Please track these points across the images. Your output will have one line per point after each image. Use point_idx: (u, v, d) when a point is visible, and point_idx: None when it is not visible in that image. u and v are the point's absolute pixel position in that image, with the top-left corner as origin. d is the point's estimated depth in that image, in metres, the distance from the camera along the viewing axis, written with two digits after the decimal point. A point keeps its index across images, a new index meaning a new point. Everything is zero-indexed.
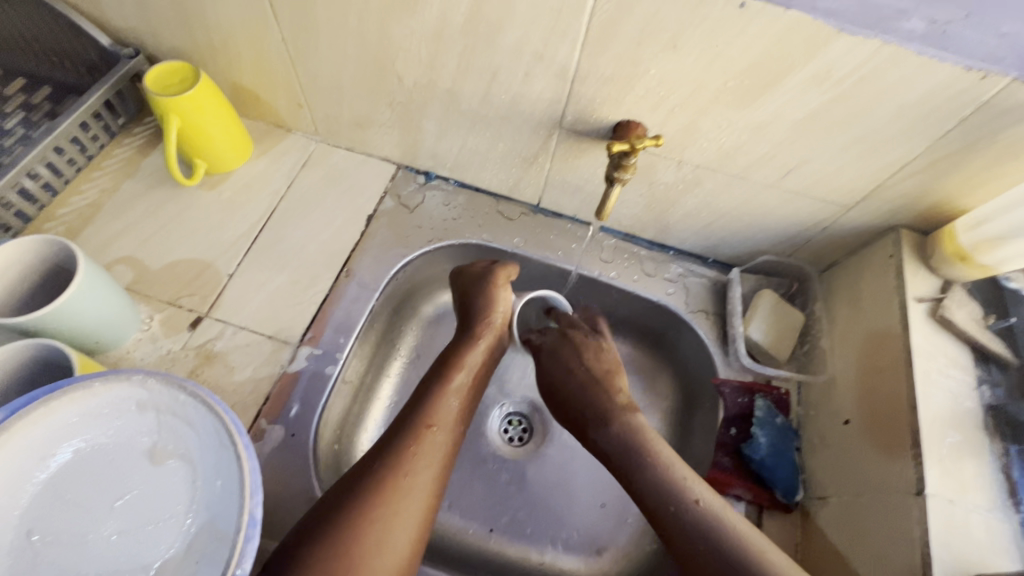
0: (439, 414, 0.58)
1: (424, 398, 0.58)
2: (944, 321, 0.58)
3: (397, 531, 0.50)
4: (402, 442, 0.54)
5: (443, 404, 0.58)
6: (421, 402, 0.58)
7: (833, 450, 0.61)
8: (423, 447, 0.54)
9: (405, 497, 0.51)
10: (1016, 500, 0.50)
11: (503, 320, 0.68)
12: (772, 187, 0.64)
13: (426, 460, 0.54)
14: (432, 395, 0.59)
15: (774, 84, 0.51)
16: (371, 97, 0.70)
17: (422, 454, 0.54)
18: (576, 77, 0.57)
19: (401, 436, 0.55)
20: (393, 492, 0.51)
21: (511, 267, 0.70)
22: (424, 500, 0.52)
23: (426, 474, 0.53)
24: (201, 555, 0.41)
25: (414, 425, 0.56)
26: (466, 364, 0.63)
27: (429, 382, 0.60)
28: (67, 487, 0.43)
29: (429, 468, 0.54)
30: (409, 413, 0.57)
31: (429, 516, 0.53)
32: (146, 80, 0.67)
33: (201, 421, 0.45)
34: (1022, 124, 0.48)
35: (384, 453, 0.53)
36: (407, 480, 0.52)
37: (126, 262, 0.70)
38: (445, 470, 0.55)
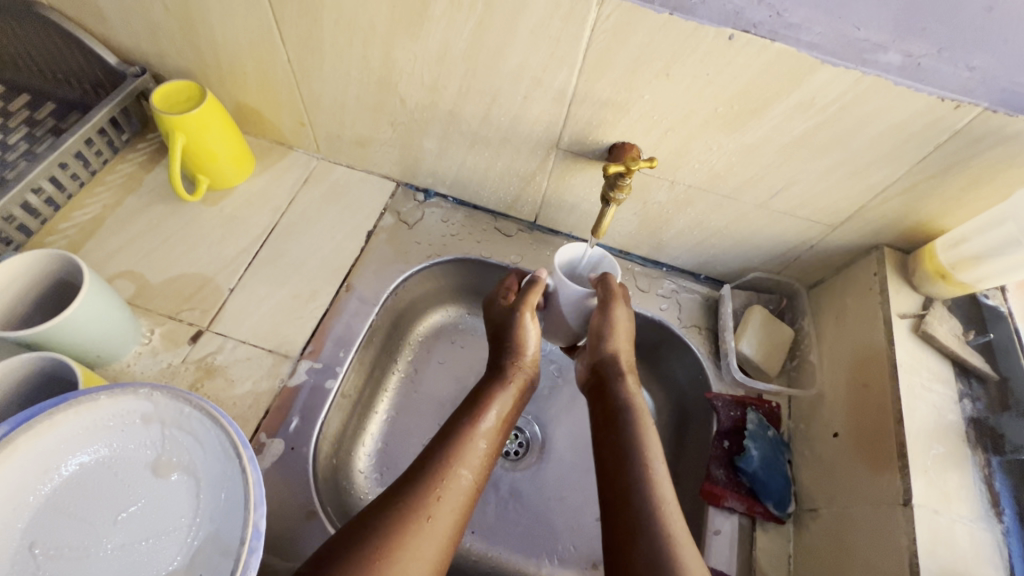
0: (464, 459, 0.56)
1: (453, 438, 0.57)
2: (927, 337, 0.60)
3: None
4: (426, 481, 0.53)
5: (471, 448, 0.57)
6: (452, 441, 0.57)
7: (824, 462, 0.63)
8: (444, 497, 0.53)
9: (423, 544, 0.50)
10: (999, 510, 0.52)
11: (533, 356, 0.66)
12: (761, 207, 0.66)
13: (447, 505, 0.53)
14: (462, 435, 0.58)
15: (760, 111, 0.54)
16: (373, 117, 0.72)
17: (441, 502, 0.53)
18: (573, 100, 0.60)
19: (418, 486, 0.53)
20: (413, 536, 0.50)
21: (535, 288, 0.66)
22: (442, 544, 0.51)
23: (444, 523, 0.52)
24: (205, 567, 0.41)
25: (443, 465, 0.55)
26: (497, 403, 0.61)
27: (460, 420, 0.59)
28: (71, 499, 0.43)
29: (448, 521, 0.52)
30: (439, 450, 0.56)
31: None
32: (153, 97, 0.68)
33: (206, 434, 0.46)
34: (993, 150, 0.51)
35: (407, 491, 0.52)
36: (430, 523, 0.51)
37: (127, 276, 0.70)
38: (462, 516, 0.54)
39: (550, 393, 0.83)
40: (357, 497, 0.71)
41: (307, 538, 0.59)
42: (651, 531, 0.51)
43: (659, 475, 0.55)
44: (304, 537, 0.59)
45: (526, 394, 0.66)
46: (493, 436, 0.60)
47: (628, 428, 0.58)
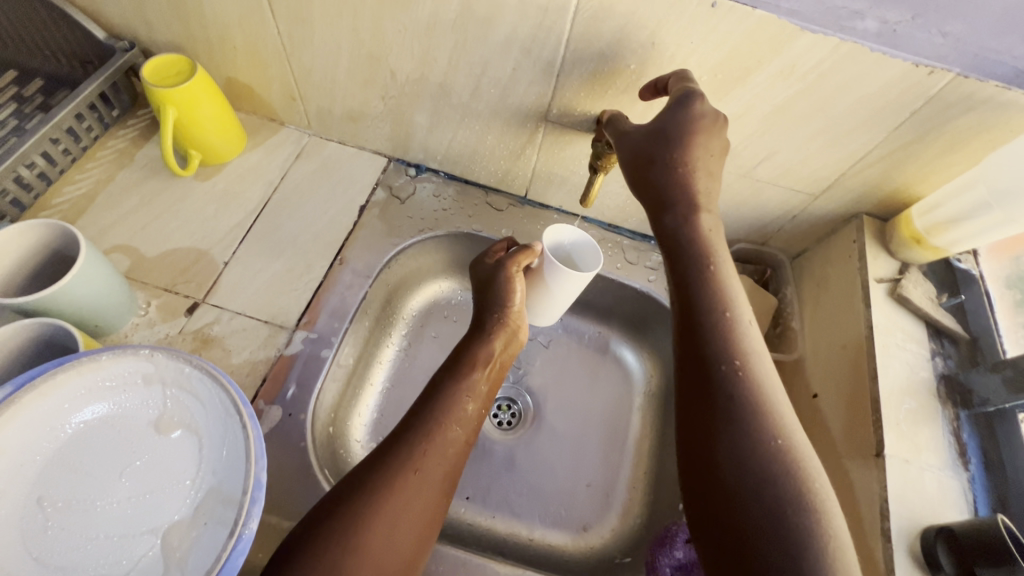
0: (451, 415, 0.58)
1: (438, 397, 0.59)
2: (901, 299, 0.62)
3: (385, 554, 0.49)
4: (411, 437, 0.55)
5: (458, 403, 0.59)
6: (436, 399, 0.59)
7: (804, 422, 0.65)
8: (432, 452, 0.55)
9: (411, 493, 0.52)
10: (966, 460, 0.55)
11: (519, 312, 0.68)
12: (745, 177, 0.68)
13: (434, 458, 0.55)
14: (447, 394, 0.59)
15: (743, 79, 0.56)
16: (364, 91, 0.72)
17: (428, 457, 0.54)
18: (562, 71, 0.61)
19: (405, 445, 0.54)
20: (401, 488, 0.52)
21: (526, 254, 0.68)
22: (430, 494, 0.53)
23: (432, 476, 0.54)
24: (209, 517, 0.43)
25: (427, 422, 0.57)
26: (480, 363, 0.63)
27: (443, 380, 0.61)
28: (76, 455, 0.44)
29: (435, 472, 0.54)
30: (423, 409, 0.58)
31: (421, 535, 0.52)
32: (143, 71, 0.68)
33: (207, 393, 0.47)
34: (965, 117, 0.53)
35: (394, 448, 0.54)
36: (416, 476, 0.53)
37: (121, 250, 0.71)
38: (450, 468, 0.56)
39: (541, 365, 0.85)
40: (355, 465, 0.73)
41: (306, 500, 0.61)
42: (746, 432, 0.45)
43: (761, 375, 0.48)
44: (302, 498, 0.61)
45: (510, 350, 0.67)
46: (479, 393, 0.62)
47: (715, 326, 0.49)
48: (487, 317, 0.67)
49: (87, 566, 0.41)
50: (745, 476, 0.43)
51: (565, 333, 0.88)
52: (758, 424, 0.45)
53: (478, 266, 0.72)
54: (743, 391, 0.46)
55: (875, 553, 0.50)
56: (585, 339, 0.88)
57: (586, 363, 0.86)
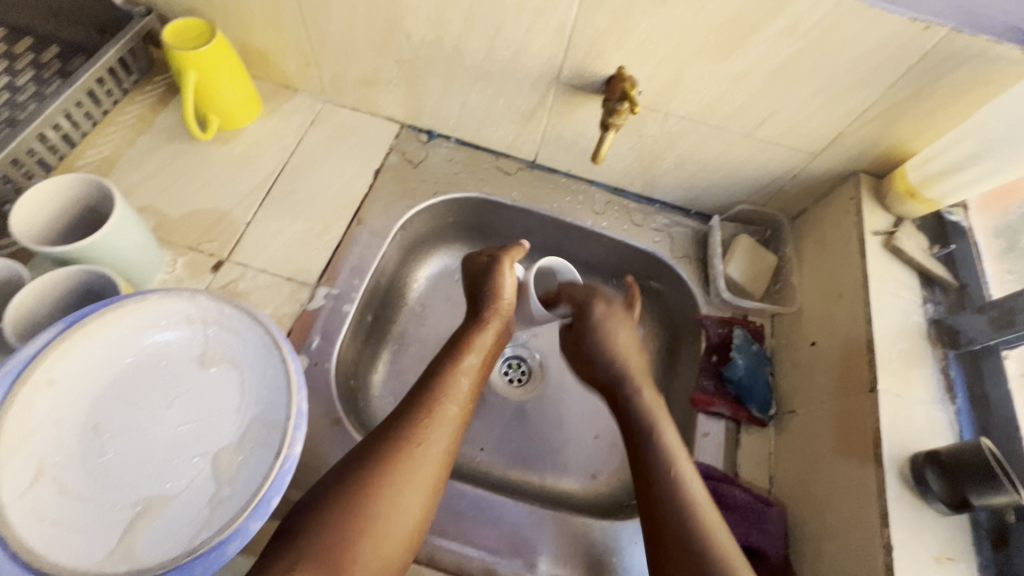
0: (449, 396, 0.60)
1: (435, 380, 0.61)
2: (895, 250, 0.66)
3: (393, 521, 0.52)
4: (414, 414, 0.58)
5: (455, 387, 0.61)
6: (434, 381, 0.61)
7: (802, 368, 0.69)
8: (433, 429, 0.57)
9: (416, 465, 0.55)
10: (953, 394, 0.59)
11: (510, 304, 0.70)
12: (748, 136, 0.71)
13: (436, 433, 0.57)
14: (443, 377, 0.62)
15: (749, 37, 0.58)
16: (379, 55, 0.74)
17: (431, 433, 0.57)
18: (574, 32, 0.63)
19: (409, 421, 0.57)
20: (406, 460, 0.54)
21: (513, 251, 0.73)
22: (434, 466, 0.56)
23: (435, 450, 0.57)
24: (255, 442, 0.46)
25: (426, 401, 0.59)
26: (473, 350, 0.65)
27: (439, 364, 0.63)
28: (127, 388, 0.47)
29: (438, 446, 0.57)
30: (423, 390, 0.61)
31: (426, 505, 0.55)
32: (166, 34, 0.70)
33: (247, 331, 0.50)
34: (958, 71, 0.56)
35: (399, 423, 0.57)
36: (420, 449, 0.56)
37: (146, 211, 0.73)
38: (450, 444, 0.58)
39: (550, 325, 0.88)
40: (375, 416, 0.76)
41: (334, 442, 0.64)
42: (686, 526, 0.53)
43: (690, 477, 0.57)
44: (330, 441, 0.64)
45: (501, 338, 0.69)
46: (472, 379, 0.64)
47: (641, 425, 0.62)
48: (479, 307, 0.69)
49: (145, 485, 0.44)
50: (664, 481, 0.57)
51: None
52: (691, 514, 0.54)
53: (472, 261, 0.74)
54: (682, 492, 0.56)
55: (868, 477, 0.54)
56: None
57: None
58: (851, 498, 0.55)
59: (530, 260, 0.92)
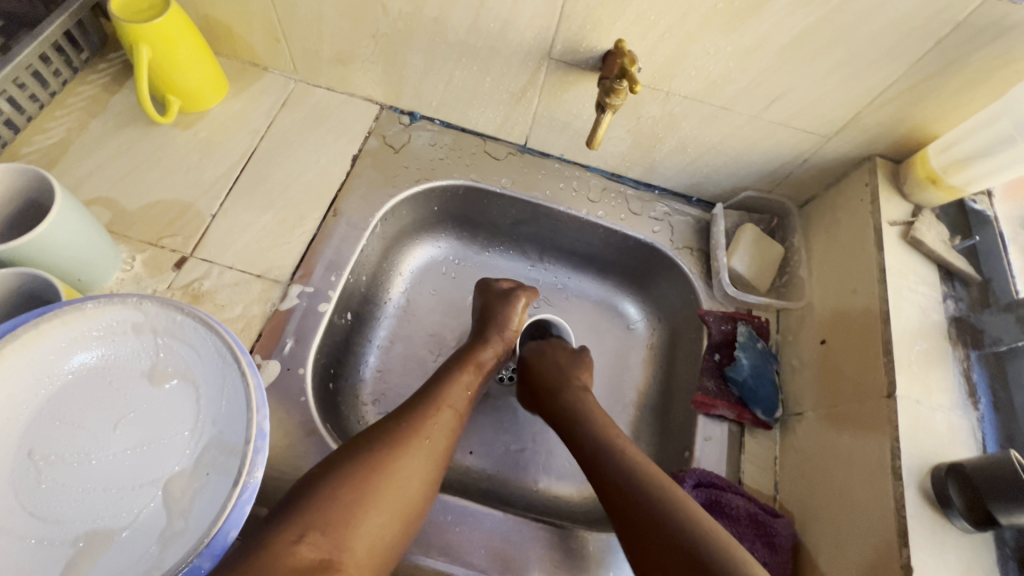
0: (451, 397, 0.59)
1: (441, 382, 0.60)
2: (915, 242, 0.61)
3: (396, 505, 0.49)
4: (422, 406, 0.56)
5: (455, 393, 0.60)
6: (440, 383, 0.60)
7: (810, 368, 0.65)
8: (439, 420, 0.56)
9: (417, 455, 0.52)
10: (975, 399, 0.55)
11: (516, 333, 0.70)
12: (756, 118, 0.65)
13: (440, 429, 0.55)
14: (447, 380, 0.61)
15: (761, 7, 0.52)
16: (353, 29, 0.67)
17: (437, 426, 0.55)
18: (567, 0, 0.57)
19: (417, 412, 0.56)
20: (408, 447, 0.52)
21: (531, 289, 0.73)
22: (433, 463, 0.53)
23: (436, 447, 0.54)
24: (211, 467, 0.42)
25: (434, 398, 0.58)
26: (473, 365, 0.64)
27: (445, 369, 0.63)
28: (66, 408, 0.42)
29: (439, 443, 0.55)
30: (431, 388, 0.59)
31: (427, 492, 0.52)
32: (111, 6, 0.63)
33: (202, 342, 0.45)
34: (993, 45, 0.51)
35: (407, 412, 0.55)
36: (424, 441, 0.53)
37: (101, 202, 0.67)
38: (449, 449, 0.56)
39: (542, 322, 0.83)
40: (356, 421, 0.72)
41: (309, 454, 0.59)
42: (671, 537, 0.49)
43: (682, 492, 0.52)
44: (305, 453, 0.59)
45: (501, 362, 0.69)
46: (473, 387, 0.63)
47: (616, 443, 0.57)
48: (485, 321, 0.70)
49: (86, 519, 0.39)
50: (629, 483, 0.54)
51: (564, 290, 0.86)
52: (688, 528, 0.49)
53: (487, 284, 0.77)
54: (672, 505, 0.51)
55: (886, 491, 0.50)
56: (585, 294, 0.86)
57: (587, 318, 0.85)
58: (866, 512, 0.51)
59: (521, 250, 0.86)
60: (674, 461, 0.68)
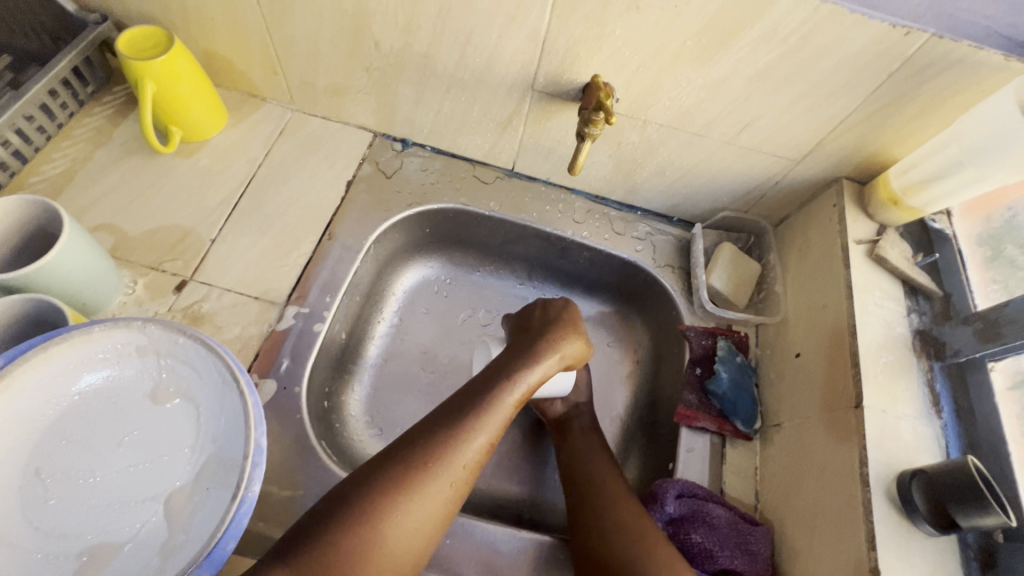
0: (488, 424, 0.55)
1: (476, 408, 0.55)
2: (879, 260, 0.65)
3: (414, 533, 0.49)
4: (444, 439, 0.52)
5: (493, 420, 0.55)
6: (474, 409, 0.55)
7: (786, 381, 0.68)
8: (466, 457, 0.53)
9: (430, 497, 0.50)
10: (938, 408, 0.58)
11: (574, 351, 0.64)
12: (728, 144, 0.69)
13: (462, 468, 0.53)
14: (486, 405, 0.55)
15: (727, 43, 0.56)
16: (347, 63, 0.71)
17: (460, 465, 0.52)
18: (547, 38, 0.61)
19: (439, 447, 0.52)
20: (421, 491, 0.50)
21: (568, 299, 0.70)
22: (449, 502, 0.51)
23: (455, 486, 0.52)
24: (211, 482, 0.44)
25: (462, 429, 0.53)
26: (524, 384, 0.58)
27: (487, 388, 0.57)
28: (72, 427, 0.44)
29: (459, 481, 0.52)
30: (460, 414, 0.55)
31: (444, 523, 0.52)
32: (117, 45, 0.66)
33: (203, 363, 0.48)
34: (940, 78, 0.55)
35: (427, 449, 0.52)
36: (440, 484, 0.51)
37: (104, 229, 0.70)
38: (470, 481, 0.54)
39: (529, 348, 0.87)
40: (350, 437, 0.74)
41: (305, 469, 0.61)
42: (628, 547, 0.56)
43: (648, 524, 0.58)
44: (301, 469, 0.61)
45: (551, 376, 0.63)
46: (517, 410, 0.58)
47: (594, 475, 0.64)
48: (536, 340, 0.63)
49: (91, 533, 0.41)
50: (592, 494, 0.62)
51: None
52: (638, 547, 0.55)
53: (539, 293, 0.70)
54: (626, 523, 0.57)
55: (855, 497, 0.53)
56: None
57: None
58: (836, 519, 0.54)
59: (510, 270, 0.89)
60: (659, 472, 0.71)
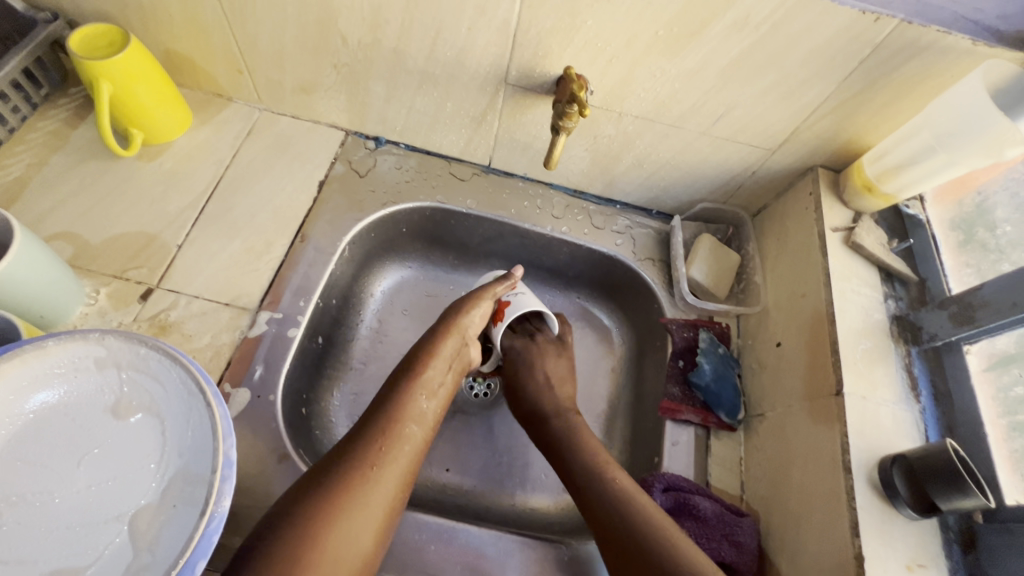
0: (409, 413, 0.57)
1: (391, 399, 0.57)
2: (855, 247, 0.65)
3: (363, 523, 0.48)
4: (370, 432, 0.53)
5: (415, 404, 0.58)
6: (390, 399, 0.57)
7: (768, 370, 0.68)
8: (395, 443, 0.53)
9: (367, 487, 0.50)
10: (916, 392, 0.59)
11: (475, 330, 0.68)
12: (704, 134, 0.68)
13: (395, 455, 0.53)
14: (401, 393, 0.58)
15: (699, 32, 0.55)
16: (314, 60, 0.69)
17: (390, 451, 0.53)
18: (518, 30, 0.60)
19: (367, 438, 0.53)
20: (356, 483, 0.50)
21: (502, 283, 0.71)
22: (390, 493, 0.51)
23: (392, 473, 0.52)
24: (178, 499, 0.42)
25: (385, 420, 0.55)
26: (436, 365, 0.62)
27: (398, 380, 0.60)
28: (26, 448, 0.42)
29: (396, 469, 0.52)
30: (380, 408, 0.57)
31: (390, 516, 0.51)
32: (70, 43, 0.63)
33: (167, 374, 0.46)
34: (909, 64, 0.55)
35: (353, 444, 0.52)
36: (376, 471, 0.51)
37: (63, 237, 0.67)
38: (409, 469, 0.54)
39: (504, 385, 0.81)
40: (329, 444, 0.72)
41: (281, 478, 0.60)
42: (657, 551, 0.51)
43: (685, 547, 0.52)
44: (278, 479, 0.59)
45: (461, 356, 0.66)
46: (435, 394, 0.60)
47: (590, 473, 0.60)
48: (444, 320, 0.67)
49: (48, 559, 0.39)
50: (596, 485, 0.59)
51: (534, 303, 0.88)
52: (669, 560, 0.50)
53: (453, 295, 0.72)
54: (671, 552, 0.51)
55: (837, 485, 0.53)
56: (556, 307, 0.88)
57: None
58: (818, 509, 0.54)
59: (490, 267, 0.88)
60: (645, 467, 0.70)
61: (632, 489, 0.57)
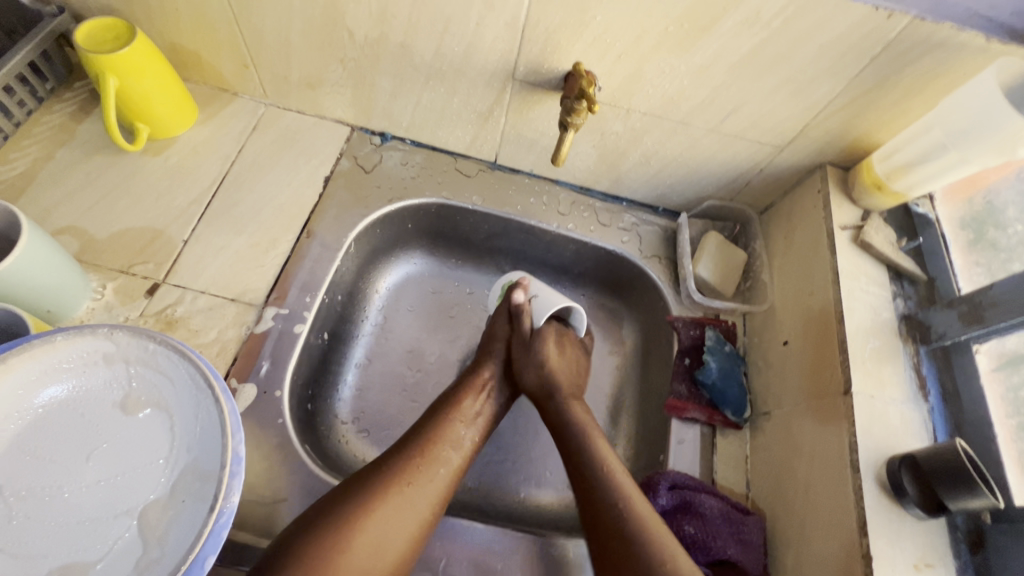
0: (447, 436, 0.60)
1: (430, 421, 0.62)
2: (864, 245, 0.65)
3: (391, 538, 0.51)
4: (409, 452, 0.57)
5: (452, 428, 0.61)
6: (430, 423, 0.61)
7: (775, 368, 0.68)
8: (430, 464, 0.57)
9: (400, 504, 0.53)
10: (925, 391, 0.58)
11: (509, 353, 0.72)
12: (712, 131, 0.68)
13: (429, 476, 0.56)
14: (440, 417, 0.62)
15: (709, 27, 0.55)
16: (321, 55, 0.69)
17: (425, 472, 0.56)
18: (526, 26, 0.59)
19: (405, 458, 0.57)
20: (390, 499, 0.53)
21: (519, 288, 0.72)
22: (421, 513, 0.54)
23: (426, 493, 0.55)
24: (187, 494, 0.42)
25: (425, 442, 0.59)
26: (472, 391, 0.66)
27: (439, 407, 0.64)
28: (36, 442, 0.42)
29: (429, 490, 0.55)
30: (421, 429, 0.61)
31: (418, 535, 0.53)
32: (76, 36, 0.63)
33: (175, 370, 0.46)
34: (921, 62, 0.55)
35: (393, 462, 0.56)
36: (410, 488, 0.54)
37: (69, 232, 0.67)
38: (443, 491, 0.57)
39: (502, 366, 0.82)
40: (335, 440, 0.72)
41: (288, 474, 0.60)
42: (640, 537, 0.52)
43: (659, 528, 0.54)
44: (285, 474, 0.60)
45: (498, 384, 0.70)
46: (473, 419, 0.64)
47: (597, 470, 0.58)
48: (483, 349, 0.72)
49: (58, 553, 0.39)
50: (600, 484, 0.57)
51: None
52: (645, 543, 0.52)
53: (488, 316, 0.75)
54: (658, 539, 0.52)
55: (845, 483, 0.53)
56: None
57: None
58: (825, 507, 0.54)
59: (495, 264, 0.88)
60: (651, 464, 0.70)
61: (615, 469, 0.59)
